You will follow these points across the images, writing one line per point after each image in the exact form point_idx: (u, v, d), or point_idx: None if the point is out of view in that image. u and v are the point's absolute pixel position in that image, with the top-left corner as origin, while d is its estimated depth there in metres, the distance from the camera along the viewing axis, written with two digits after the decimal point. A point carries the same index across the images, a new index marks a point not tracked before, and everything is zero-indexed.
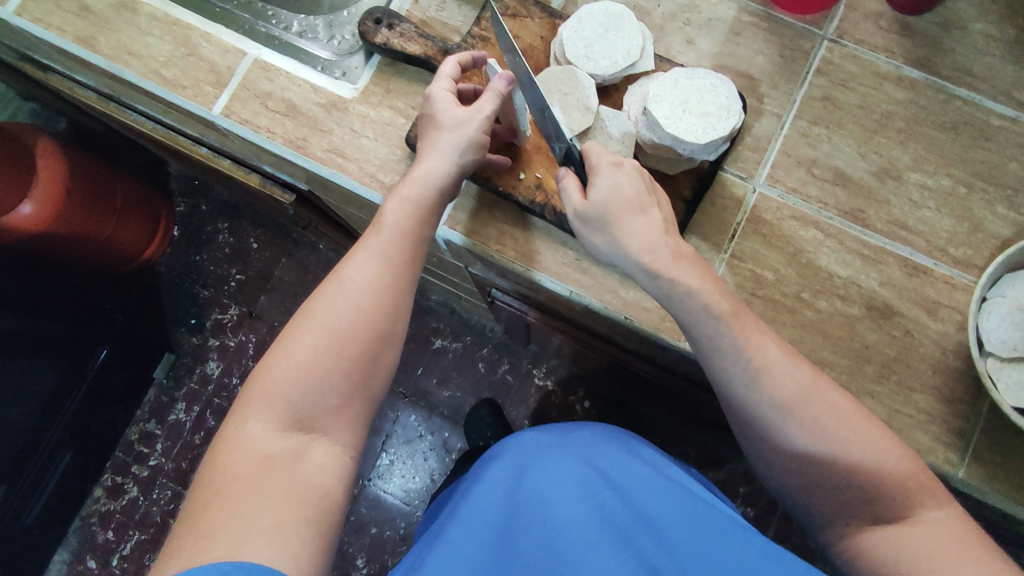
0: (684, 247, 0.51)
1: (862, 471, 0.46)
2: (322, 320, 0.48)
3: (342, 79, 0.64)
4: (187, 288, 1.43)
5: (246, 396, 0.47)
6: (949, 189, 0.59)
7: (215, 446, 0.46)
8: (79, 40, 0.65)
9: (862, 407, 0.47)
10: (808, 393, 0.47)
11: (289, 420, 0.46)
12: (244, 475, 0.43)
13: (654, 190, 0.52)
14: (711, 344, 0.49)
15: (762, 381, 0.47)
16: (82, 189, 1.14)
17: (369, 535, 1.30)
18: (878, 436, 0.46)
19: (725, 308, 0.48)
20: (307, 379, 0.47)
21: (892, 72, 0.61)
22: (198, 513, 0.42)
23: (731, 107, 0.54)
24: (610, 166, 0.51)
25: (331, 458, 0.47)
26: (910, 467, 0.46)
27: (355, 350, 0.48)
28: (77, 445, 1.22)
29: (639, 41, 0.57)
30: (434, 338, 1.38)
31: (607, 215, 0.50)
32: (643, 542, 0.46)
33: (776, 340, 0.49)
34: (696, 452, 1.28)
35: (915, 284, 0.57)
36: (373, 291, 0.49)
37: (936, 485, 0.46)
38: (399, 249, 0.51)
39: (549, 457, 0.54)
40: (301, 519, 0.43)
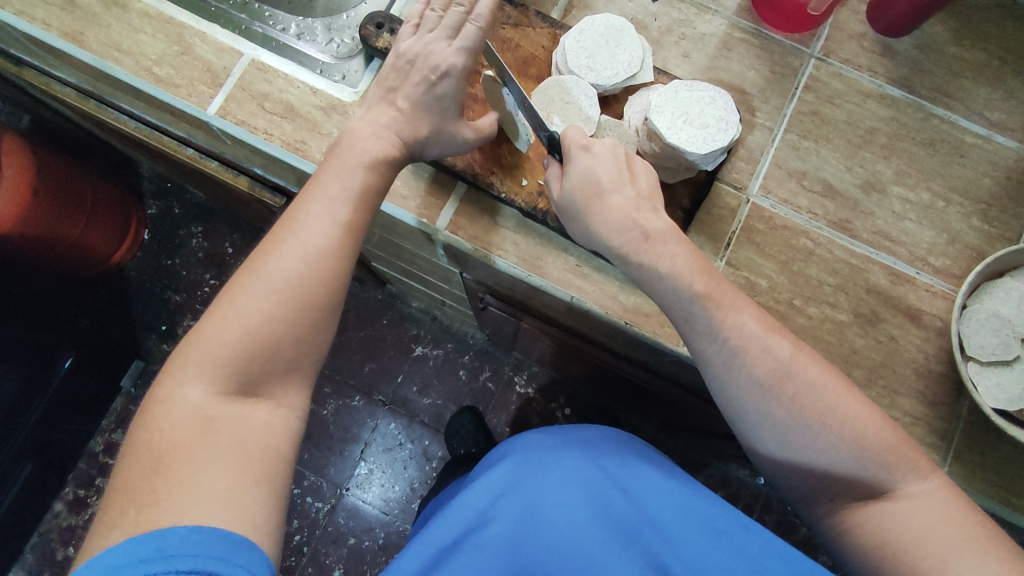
0: (660, 223, 0.52)
1: (838, 440, 0.47)
2: (266, 281, 0.47)
3: (342, 83, 0.63)
4: (158, 292, 1.39)
5: (181, 355, 0.46)
6: (929, 202, 0.62)
7: (150, 405, 0.45)
8: (67, 35, 0.63)
9: (844, 379, 0.49)
10: (786, 368, 0.48)
11: (232, 383, 0.45)
12: (186, 440, 0.43)
13: (629, 170, 0.53)
14: (689, 324, 0.50)
15: (739, 361, 0.48)
16: (50, 189, 1.10)
17: (347, 546, 1.27)
18: (860, 409, 0.47)
19: (700, 288, 0.49)
20: (251, 342, 0.46)
21: (875, 90, 0.64)
22: (144, 478, 0.41)
23: (729, 119, 0.56)
24: (580, 151, 0.53)
25: (275, 419, 0.47)
26: (889, 439, 0.47)
27: (300, 317, 0.47)
28: (38, 457, 1.17)
29: (639, 53, 0.59)
30: (415, 345, 1.37)
31: (579, 203, 0.53)
32: (650, 540, 0.50)
33: (755, 315, 0.50)
34: (675, 458, 1.31)
35: (898, 292, 0.60)
36: (316, 255, 0.48)
37: (917, 457, 0.47)
38: (343, 214, 0.50)
39: (552, 460, 0.55)
40: (253, 482, 0.43)
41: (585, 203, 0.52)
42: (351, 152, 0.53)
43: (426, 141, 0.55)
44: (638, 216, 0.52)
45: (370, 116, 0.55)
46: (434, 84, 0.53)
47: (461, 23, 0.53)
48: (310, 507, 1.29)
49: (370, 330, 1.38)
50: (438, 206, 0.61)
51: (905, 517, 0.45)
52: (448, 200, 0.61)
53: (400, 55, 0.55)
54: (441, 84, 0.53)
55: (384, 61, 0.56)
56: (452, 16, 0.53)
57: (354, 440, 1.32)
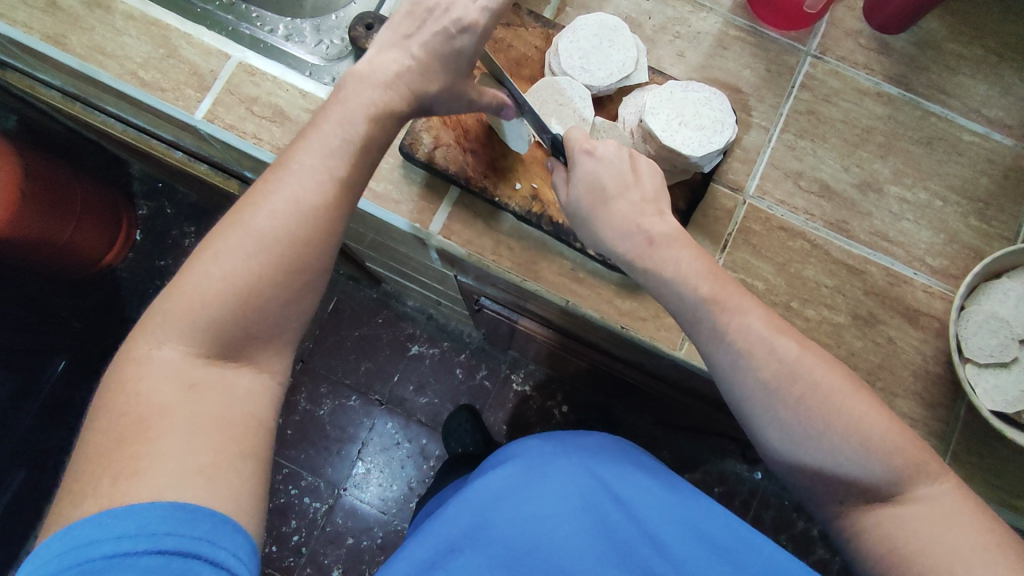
0: (665, 226, 0.51)
1: (847, 441, 0.45)
2: (248, 239, 0.44)
3: (331, 85, 0.62)
4: (151, 293, 1.38)
5: (160, 313, 0.44)
6: (926, 201, 0.61)
7: (124, 365, 0.43)
8: (49, 38, 0.62)
9: (852, 378, 0.48)
10: (792, 370, 0.46)
11: (212, 348, 0.44)
12: (166, 406, 0.41)
13: (634, 171, 0.52)
14: (696, 328, 0.49)
15: (745, 362, 0.47)
16: (39, 191, 1.08)
17: (346, 546, 1.27)
18: (872, 411, 0.46)
19: (705, 292, 0.49)
20: (236, 305, 0.44)
21: (871, 88, 0.63)
22: (118, 446, 0.40)
23: (725, 121, 0.55)
24: (584, 156, 0.52)
25: (258, 386, 0.45)
26: (903, 442, 0.46)
27: (288, 281, 0.45)
28: (32, 461, 1.16)
29: (633, 53, 0.58)
30: (411, 343, 1.37)
31: (585, 209, 0.52)
32: (647, 554, 0.50)
33: (763, 315, 0.49)
34: (673, 454, 1.31)
35: (896, 293, 0.60)
36: (308, 213, 0.45)
37: (928, 459, 0.46)
38: (337, 170, 0.47)
39: (550, 466, 0.56)
40: (236, 453, 0.42)
41: (590, 210, 0.52)
42: (350, 98, 0.48)
43: (436, 96, 0.51)
44: (643, 220, 0.51)
45: (380, 56, 0.49)
46: (454, 37, 0.49)
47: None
48: (308, 508, 1.28)
49: (365, 329, 1.37)
50: (431, 210, 0.61)
51: (914, 522, 0.44)
52: (441, 204, 0.61)
53: (414, 4, 0.50)
54: (461, 42, 0.50)
55: (396, 8, 0.51)
56: None
57: (351, 440, 1.32)
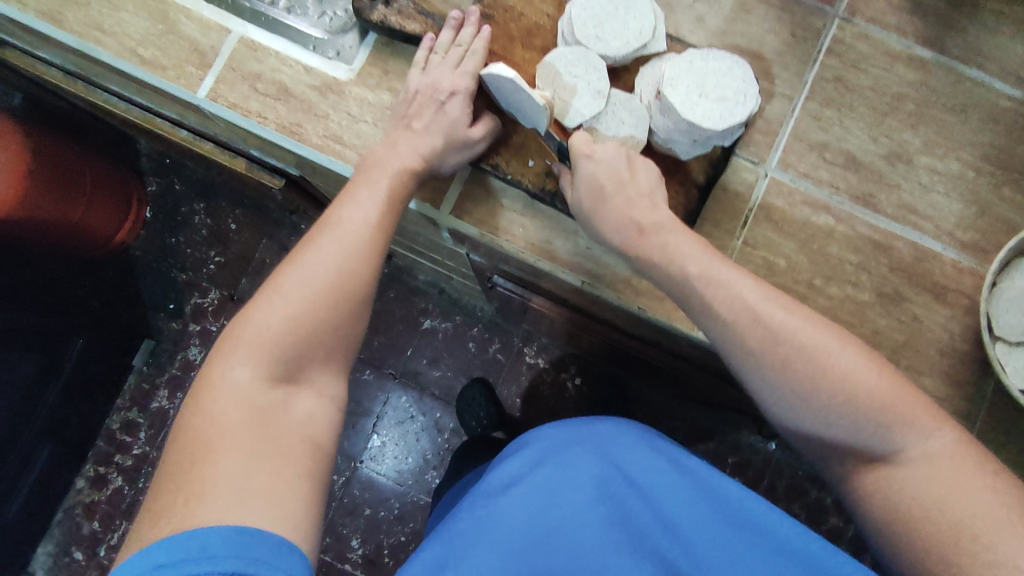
0: (657, 214, 0.50)
1: (832, 403, 0.44)
2: (302, 277, 0.47)
3: (336, 59, 0.60)
4: (164, 271, 1.39)
5: (226, 344, 0.46)
6: (959, 171, 0.58)
7: (194, 394, 0.45)
8: (44, 15, 0.60)
9: (837, 333, 0.45)
10: (775, 334, 0.45)
11: (274, 375, 0.46)
12: (232, 427, 0.43)
13: (625, 161, 0.51)
14: (685, 300, 0.48)
15: (728, 332, 0.46)
16: (48, 171, 1.09)
17: (363, 516, 1.30)
18: (861, 369, 0.44)
19: (688, 270, 0.48)
20: (294, 335, 0.46)
21: (903, 52, 0.60)
22: (189, 468, 0.41)
23: (747, 91, 0.53)
24: (584, 159, 0.51)
25: (316, 414, 0.47)
26: (891, 397, 0.44)
27: (339, 312, 0.48)
28: (55, 437, 1.19)
29: (651, 20, 0.55)
30: (423, 318, 1.36)
31: (582, 205, 0.52)
32: (662, 543, 0.51)
33: (747, 281, 0.47)
34: (686, 427, 1.31)
35: (924, 269, 0.58)
36: (352, 252, 0.49)
37: (925, 411, 0.44)
38: (383, 220, 0.51)
39: (566, 457, 0.54)
40: (296, 472, 0.43)
41: (590, 209, 0.52)
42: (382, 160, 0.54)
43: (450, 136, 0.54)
44: (631, 209, 0.50)
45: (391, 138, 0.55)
46: (445, 105, 0.54)
47: (462, 58, 0.56)
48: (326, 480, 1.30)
49: (377, 304, 1.37)
50: (442, 190, 0.59)
51: (910, 484, 0.42)
52: (452, 183, 0.59)
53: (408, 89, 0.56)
54: (452, 106, 0.54)
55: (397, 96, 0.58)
56: (454, 52, 0.56)
57: (366, 414, 1.33)
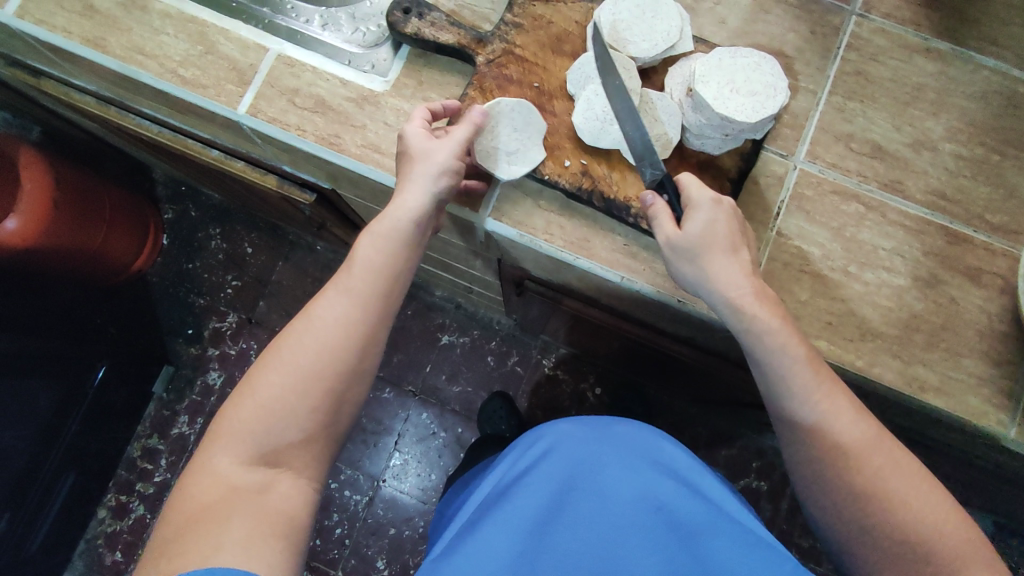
0: (767, 289, 0.52)
1: (906, 514, 0.48)
2: (287, 360, 0.48)
3: (371, 72, 0.62)
4: (181, 297, 1.40)
5: (213, 429, 0.48)
6: (983, 156, 0.60)
7: (185, 473, 0.47)
8: (88, 42, 0.62)
9: (919, 468, 0.49)
10: (870, 443, 0.49)
11: (254, 455, 0.47)
12: (213, 504, 0.45)
13: (744, 232, 0.53)
14: (780, 382, 0.50)
15: (830, 426, 0.49)
16: (69, 200, 1.10)
17: (388, 536, 1.28)
18: (935, 498, 0.48)
19: (803, 353, 0.50)
20: (271, 417, 0.47)
21: (920, 44, 0.62)
22: (171, 540, 0.43)
23: (776, 85, 0.54)
24: (711, 202, 0.52)
25: (296, 489, 0.48)
26: (958, 530, 0.48)
27: (316, 390, 0.48)
28: (79, 466, 1.19)
29: (678, 22, 0.57)
30: (441, 333, 1.37)
31: (697, 248, 0.51)
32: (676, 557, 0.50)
33: (845, 394, 0.51)
34: (708, 432, 1.31)
35: (956, 252, 0.58)
36: (335, 331, 0.49)
37: (977, 550, 0.47)
38: (375, 284, 0.50)
39: (586, 454, 0.57)
40: (269, 543, 0.44)
41: (704, 251, 0.51)
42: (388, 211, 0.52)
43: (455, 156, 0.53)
44: (749, 276, 0.51)
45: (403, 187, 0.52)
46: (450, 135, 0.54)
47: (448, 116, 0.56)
48: (349, 501, 1.29)
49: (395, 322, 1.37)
50: (480, 193, 0.60)
51: None
52: (489, 186, 0.60)
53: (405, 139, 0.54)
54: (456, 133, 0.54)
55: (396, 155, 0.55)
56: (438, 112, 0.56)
57: (387, 432, 1.33)
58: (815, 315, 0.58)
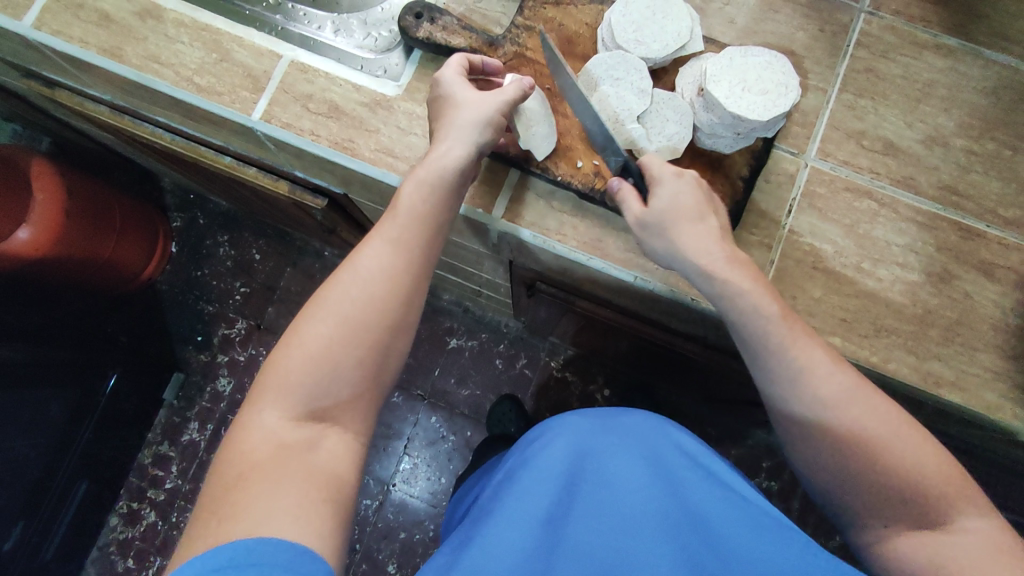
0: (737, 251, 0.52)
1: (889, 462, 0.47)
2: (334, 309, 0.48)
3: (384, 77, 0.62)
4: (191, 303, 1.41)
5: (260, 384, 0.47)
6: (995, 151, 0.60)
7: (232, 431, 0.46)
8: (104, 51, 0.63)
9: (901, 414, 0.48)
10: (852, 393, 0.48)
11: (303, 408, 0.46)
12: (263, 462, 0.43)
13: (711, 199, 0.53)
14: (760, 341, 0.49)
15: (807, 380, 0.48)
16: (80, 209, 1.11)
17: (399, 540, 1.28)
18: (920, 442, 0.47)
19: (776, 310, 0.49)
20: (319, 369, 0.47)
21: (929, 41, 0.62)
22: (220, 498, 0.41)
23: (788, 83, 0.54)
24: (672, 176, 0.52)
25: (343, 446, 0.47)
26: (947, 473, 0.47)
27: (365, 338, 0.48)
28: (91, 473, 1.19)
29: (688, 22, 0.57)
30: (449, 337, 1.37)
31: (665, 224, 0.51)
32: (692, 539, 0.50)
33: (822, 345, 0.50)
34: (718, 432, 1.31)
35: (970, 247, 0.59)
36: (382, 280, 0.49)
37: (974, 494, 0.47)
38: (418, 236, 0.51)
39: (597, 444, 0.57)
40: (320, 500, 0.43)
41: (670, 226, 0.51)
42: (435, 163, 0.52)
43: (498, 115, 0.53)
44: (719, 242, 0.51)
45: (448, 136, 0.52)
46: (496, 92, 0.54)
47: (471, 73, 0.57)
48: (360, 505, 1.29)
49: None
50: (493, 195, 0.60)
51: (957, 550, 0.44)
52: (501, 188, 0.60)
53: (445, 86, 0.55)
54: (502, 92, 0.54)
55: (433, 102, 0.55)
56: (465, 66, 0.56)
57: (397, 436, 1.33)
58: (830, 312, 0.58)
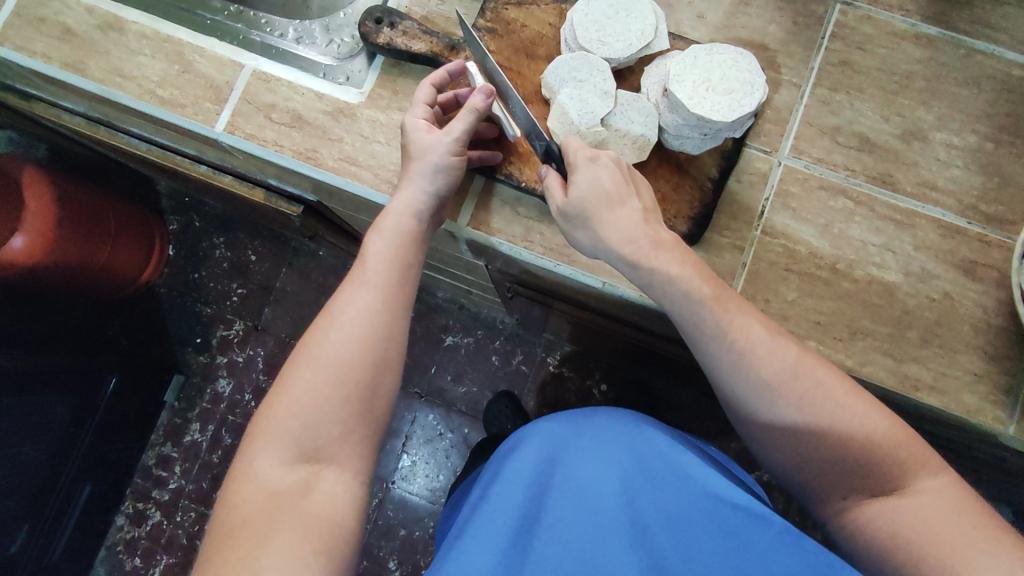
0: (666, 234, 0.50)
1: (839, 437, 0.46)
2: (319, 352, 0.47)
3: (346, 84, 0.62)
4: (189, 306, 1.42)
5: (251, 435, 0.46)
6: (977, 144, 0.58)
7: (228, 483, 0.46)
8: (68, 66, 0.63)
9: (845, 378, 0.47)
10: (794, 370, 0.46)
11: (296, 454, 0.45)
12: (253, 514, 0.43)
13: (632, 181, 0.51)
14: (696, 328, 0.48)
15: (746, 363, 0.47)
16: (74, 216, 1.11)
17: (399, 537, 1.29)
18: (867, 408, 0.46)
19: (707, 292, 0.48)
20: (306, 415, 0.45)
21: (908, 30, 0.60)
22: (214, 555, 0.42)
23: (754, 81, 0.53)
24: (586, 161, 0.50)
25: (341, 487, 0.46)
26: (898, 437, 0.46)
27: (348, 379, 0.46)
28: (95, 476, 1.22)
29: (652, 20, 0.55)
30: (444, 335, 1.37)
31: (586, 212, 0.50)
32: (659, 541, 0.47)
33: (761, 320, 0.48)
34: (717, 425, 1.29)
35: (951, 245, 0.57)
36: (365, 317, 0.48)
37: (926, 453, 0.46)
38: (393, 275, 0.50)
39: (569, 451, 0.53)
40: (312, 551, 0.42)
41: (592, 213, 0.50)
42: (395, 210, 0.52)
43: (446, 157, 0.52)
44: (643, 227, 0.49)
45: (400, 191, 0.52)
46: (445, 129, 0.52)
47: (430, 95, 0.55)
48: None
49: None
50: (458, 203, 0.60)
51: (913, 512, 0.44)
52: (467, 196, 0.60)
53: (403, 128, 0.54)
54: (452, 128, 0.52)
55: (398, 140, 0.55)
56: (425, 92, 0.55)
57: (395, 434, 1.34)
58: (804, 315, 0.57)
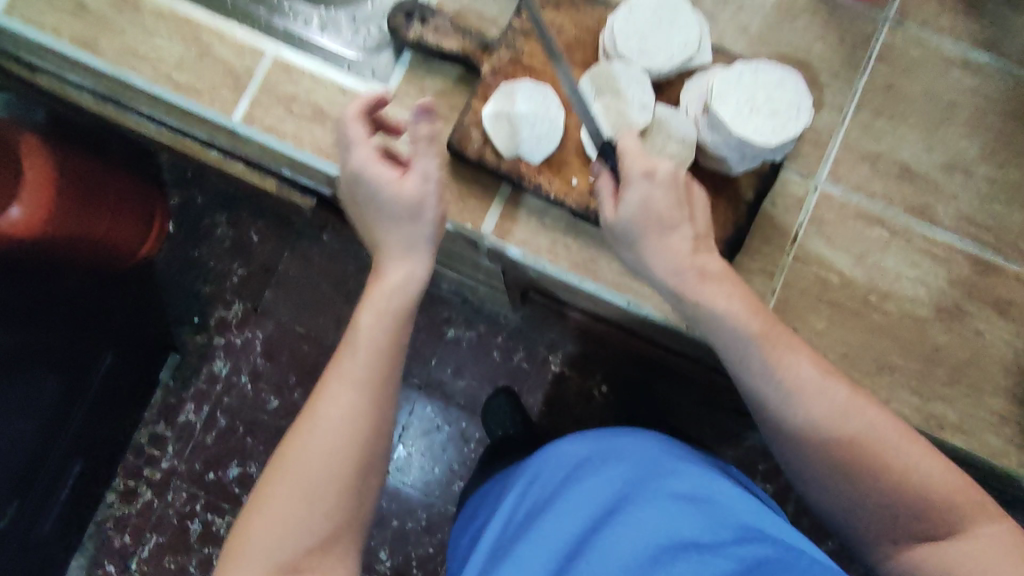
0: (716, 264, 0.51)
1: (886, 478, 0.47)
2: (336, 389, 0.51)
3: (372, 79, 0.59)
4: (188, 284, 1.39)
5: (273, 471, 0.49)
6: (1019, 180, 0.56)
7: (256, 519, 0.47)
8: (78, 42, 0.60)
9: (898, 422, 0.48)
10: (844, 412, 0.48)
11: None
12: None
13: (690, 200, 0.50)
14: (743, 363, 0.50)
15: (793, 401, 0.49)
16: (73, 187, 1.08)
17: (391, 527, 1.29)
18: (917, 452, 0.47)
19: (757, 329, 0.49)
20: (322, 447, 0.49)
21: (958, 56, 0.58)
22: None
23: (800, 104, 0.51)
24: (641, 176, 0.49)
25: None
26: (950, 480, 0.47)
27: (362, 413, 0.50)
28: (86, 453, 1.20)
29: (696, 33, 0.53)
30: (447, 327, 1.35)
31: (634, 233, 0.50)
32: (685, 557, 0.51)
33: (812, 357, 0.49)
34: (716, 433, 1.29)
35: (985, 283, 0.55)
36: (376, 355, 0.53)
37: (981, 499, 0.47)
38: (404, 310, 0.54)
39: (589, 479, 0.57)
40: None
41: (640, 237, 0.50)
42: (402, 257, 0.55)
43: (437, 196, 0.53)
44: (693, 257, 0.50)
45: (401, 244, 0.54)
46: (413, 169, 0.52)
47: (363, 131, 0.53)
48: None
49: None
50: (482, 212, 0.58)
51: (964, 557, 0.46)
52: (493, 204, 0.57)
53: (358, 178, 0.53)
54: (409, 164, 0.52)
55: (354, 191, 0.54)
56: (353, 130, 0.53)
57: None
58: (831, 346, 0.55)
